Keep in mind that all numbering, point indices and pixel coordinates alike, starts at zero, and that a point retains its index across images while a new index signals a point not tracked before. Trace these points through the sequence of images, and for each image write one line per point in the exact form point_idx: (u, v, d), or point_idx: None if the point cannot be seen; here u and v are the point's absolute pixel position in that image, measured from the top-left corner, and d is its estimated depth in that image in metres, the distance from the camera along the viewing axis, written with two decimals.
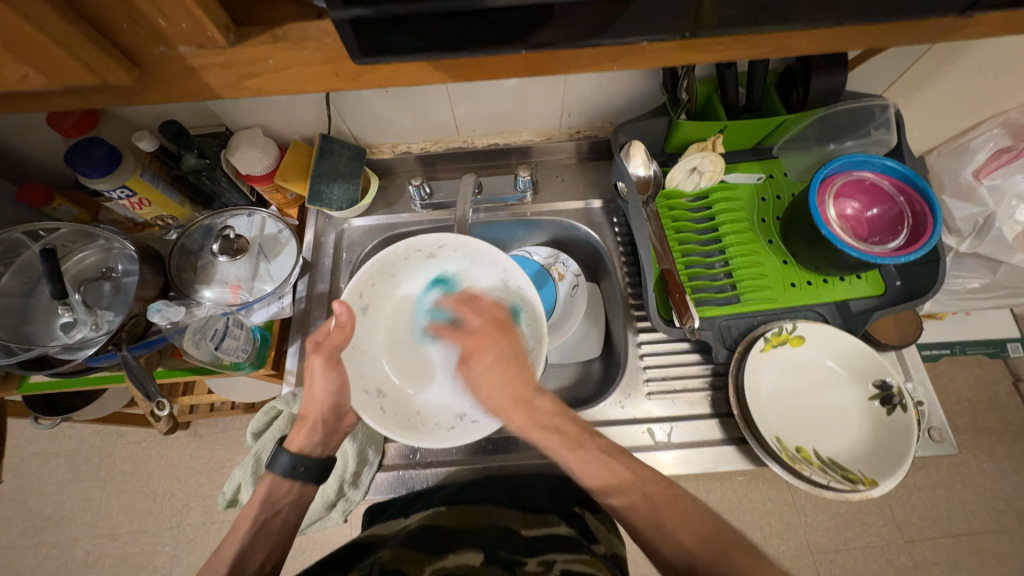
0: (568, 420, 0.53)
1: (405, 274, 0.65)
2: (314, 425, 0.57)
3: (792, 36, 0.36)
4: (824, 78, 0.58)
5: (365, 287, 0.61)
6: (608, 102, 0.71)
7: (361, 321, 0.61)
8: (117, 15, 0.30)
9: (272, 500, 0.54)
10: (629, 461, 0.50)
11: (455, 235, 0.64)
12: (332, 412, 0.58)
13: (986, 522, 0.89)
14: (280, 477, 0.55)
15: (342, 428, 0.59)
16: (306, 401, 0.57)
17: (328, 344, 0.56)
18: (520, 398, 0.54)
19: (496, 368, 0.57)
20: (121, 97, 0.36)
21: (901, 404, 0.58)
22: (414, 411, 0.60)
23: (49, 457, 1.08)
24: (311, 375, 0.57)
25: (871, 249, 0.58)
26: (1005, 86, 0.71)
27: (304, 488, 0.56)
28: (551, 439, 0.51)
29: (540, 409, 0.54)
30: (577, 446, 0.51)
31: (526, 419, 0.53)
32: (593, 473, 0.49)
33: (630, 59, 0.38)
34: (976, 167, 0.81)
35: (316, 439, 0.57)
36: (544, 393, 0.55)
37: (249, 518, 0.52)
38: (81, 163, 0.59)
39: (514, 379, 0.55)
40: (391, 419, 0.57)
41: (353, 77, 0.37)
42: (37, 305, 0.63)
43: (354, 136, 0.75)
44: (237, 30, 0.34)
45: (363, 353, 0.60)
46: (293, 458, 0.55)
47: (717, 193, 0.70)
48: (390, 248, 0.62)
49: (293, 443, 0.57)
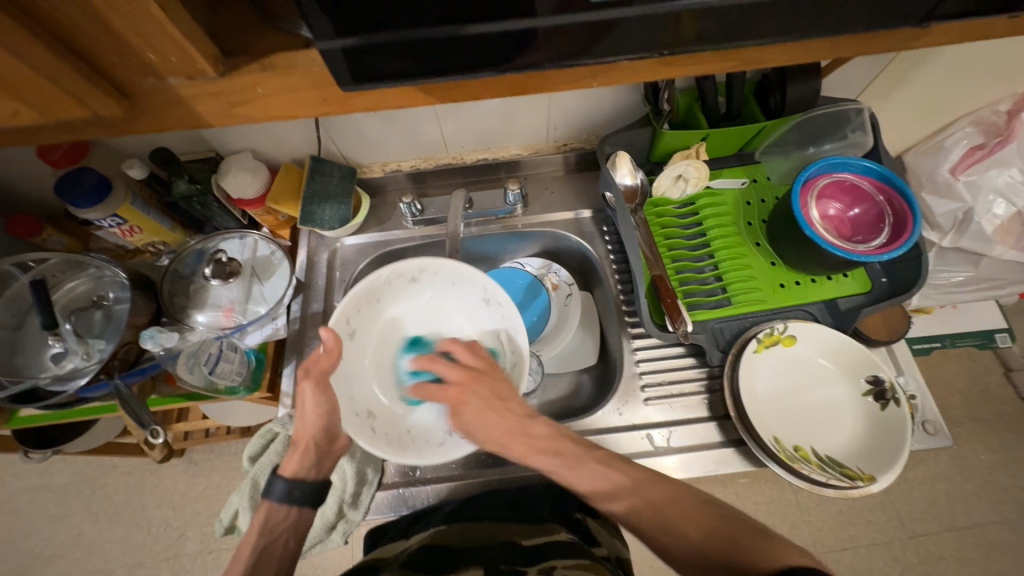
0: (564, 440, 0.52)
1: (389, 299, 0.65)
2: (307, 448, 0.55)
3: (765, 49, 0.38)
4: (798, 86, 0.60)
5: (352, 313, 0.62)
6: (592, 114, 0.72)
7: (348, 347, 0.61)
8: (107, 50, 0.31)
9: (270, 526, 0.52)
10: (617, 465, 0.49)
11: (437, 258, 0.64)
12: (325, 433, 0.55)
13: (987, 514, 0.89)
14: (277, 503, 0.53)
15: (336, 450, 0.57)
16: (296, 423, 0.55)
17: (317, 369, 0.54)
18: (514, 430, 0.53)
19: (484, 410, 0.54)
20: (111, 128, 0.36)
21: (893, 399, 0.59)
22: (404, 430, 0.60)
23: (38, 492, 1.06)
24: (302, 399, 0.54)
25: (855, 248, 0.59)
26: (973, 86, 0.73)
27: (302, 513, 0.54)
28: (551, 464, 0.51)
29: (536, 436, 0.52)
30: (577, 465, 0.50)
31: (526, 449, 0.52)
32: (595, 482, 0.49)
33: (611, 75, 0.39)
34: (952, 164, 0.84)
35: (310, 462, 0.55)
36: (538, 419, 0.53)
37: (249, 547, 0.50)
38: (71, 193, 0.60)
39: (503, 418, 0.53)
40: (383, 440, 0.57)
41: (342, 102, 0.37)
42: (26, 337, 0.62)
43: (344, 156, 0.75)
44: (227, 60, 0.35)
45: (351, 377, 0.61)
46: (288, 483, 0.53)
47: (703, 198, 0.71)
48: (375, 274, 0.63)
49: (287, 468, 0.55)
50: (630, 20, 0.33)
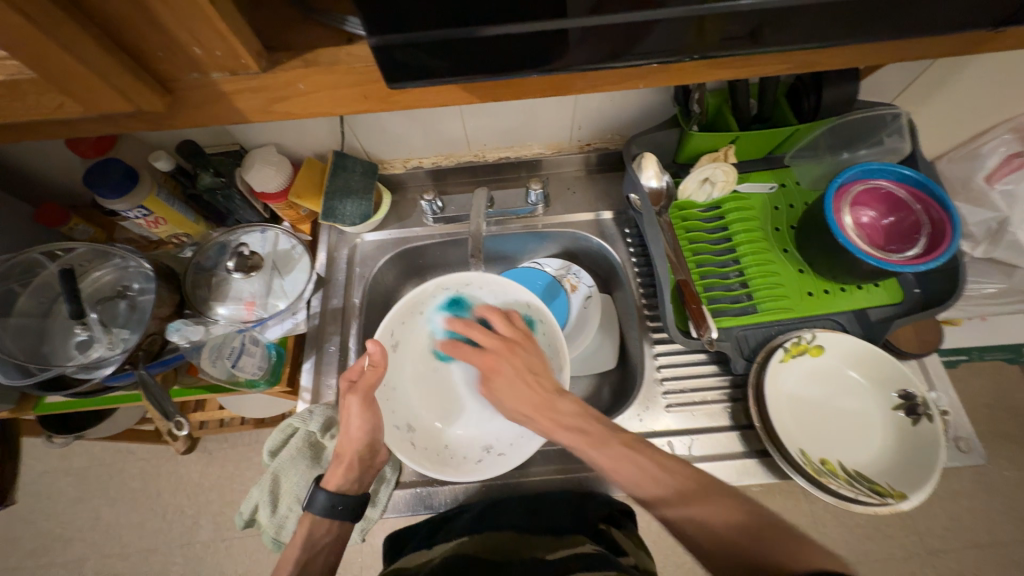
0: (590, 420, 0.53)
1: (434, 312, 0.66)
2: (350, 464, 0.55)
3: (821, 52, 0.37)
4: (838, 89, 0.59)
5: (397, 326, 0.63)
6: (619, 114, 0.71)
7: (392, 359, 0.62)
8: (153, 44, 0.31)
9: (313, 540, 0.53)
10: (645, 450, 0.49)
11: (482, 273, 0.64)
12: (368, 449, 0.55)
13: (1011, 532, 0.87)
14: (320, 516, 0.54)
15: (376, 464, 0.57)
16: (341, 438, 0.55)
17: (363, 383, 0.55)
18: (542, 404, 0.55)
19: (515, 382, 0.57)
20: (152, 122, 0.36)
21: (926, 415, 0.57)
22: (442, 445, 0.61)
23: (58, 475, 1.08)
24: (347, 414, 0.55)
25: (890, 258, 0.57)
26: (1016, 93, 0.71)
27: (343, 526, 0.55)
28: (573, 438, 0.52)
29: (562, 412, 0.54)
30: (602, 443, 0.51)
31: (551, 424, 0.54)
32: (620, 454, 0.49)
33: (656, 76, 0.38)
34: (988, 171, 0.81)
35: (352, 478, 0.56)
36: (566, 397, 0.55)
37: (293, 559, 0.52)
38: (100, 184, 0.60)
39: (528, 395, 0.56)
40: (422, 454, 0.58)
41: (381, 99, 0.37)
42: (54, 325, 0.63)
43: (366, 151, 0.75)
44: (268, 56, 0.35)
45: (394, 390, 0.62)
46: (329, 497, 0.53)
47: (729, 203, 0.70)
48: (420, 288, 0.64)
49: (331, 482, 0.55)
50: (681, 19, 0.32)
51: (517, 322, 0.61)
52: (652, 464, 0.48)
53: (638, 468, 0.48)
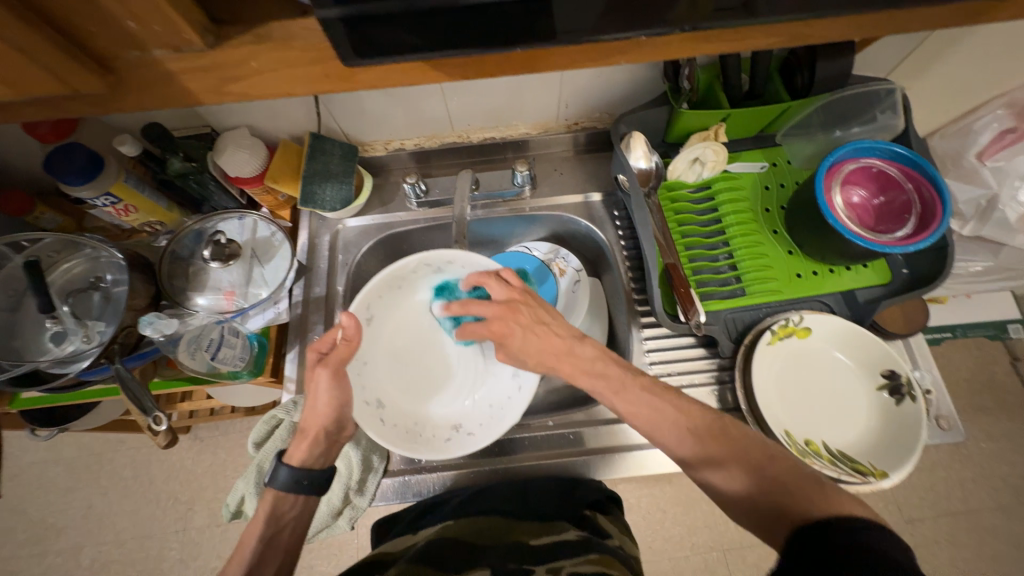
0: (609, 363, 0.52)
1: (411, 287, 0.64)
2: (315, 438, 0.54)
3: (815, 23, 0.34)
4: (830, 63, 0.56)
5: (374, 299, 0.61)
6: (606, 92, 0.68)
7: (367, 333, 0.61)
8: (83, 18, 0.28)
9: (277, 516, 0.52)
10: (666, 395, 0.49)
11: (464, 252, 0.62)
12: (335, 424, 0.54)
13: (985, 501, 0.90)
14: (282, 491, 0.52)
15: (343, 438, 0.56)
16: (307, 412, 0.53)
17: (335, 357, 0.53)
18: (562, 351, 0.53)
19: (528, 337, 0.54)
20: (94, 105, 0.34)
21: (909, 394, 0.58)
22: (412, 422, 0.60)
23: (47, 466, 1.07)
24: (314, 387, 0.53)
25: (879, 239, 0.56)
26: (1011, 67, 0.69)
27: (308, 500, 0.54)
28: (596, 384, 0.51)
29: (582, 357, 0.53)
30: (621, 389, 0.50)
31: (573, 367, 0.53)
32: (637, 394, 0.50)
33: (638, 52, 0.36)
34: (979, 149, 0.81)
35: (318, 451, 0.54)
36: (585, 341, 0.54)
37: (257, 535, 0.50)
38: (62, 169, 0.57)
39: (549, 344, 0.54)
40: (391, 432, 0.57)
41: (342, 79, 0.35)
42: (24, 318, 0.61)
43: (345, 133, 0.72)
44: (217, 31, 0.32)
45: (366, 364, 0.60)
46: (294, 471, 0.52)
47: (720, 183, 0.68)
48: (402, 262, 0.61)
49: (294, 456, 0.54)
50: None
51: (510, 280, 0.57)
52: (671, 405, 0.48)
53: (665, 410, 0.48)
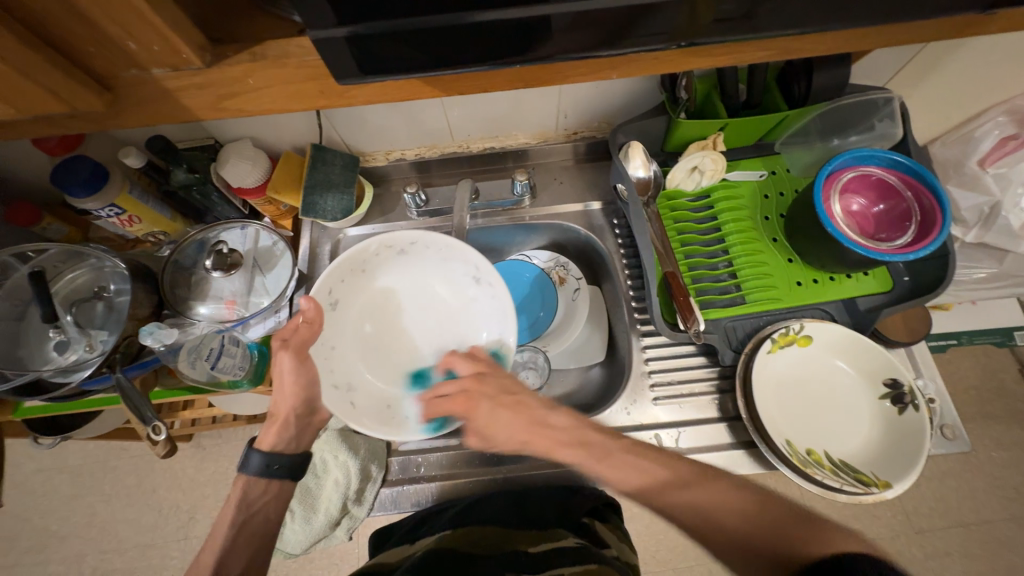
0: (587, 430, 0.52)
1: (377, 271, 0.63)
2: (286, 422, 0.56)
3: (801, 38, 0.35)
4: (826, 73, 0.57)
5: (335, 283, 0.59)
6: (604, 102, 0.69)
7: (331, 318, 0.60)
8: (83, 39, 0.29)
9: (248, 501, 0.53)
10: (647, 453, 0.48)
11: (427, 233, 0.61)
12: (303, 406, 0.56)
13: (997, 511, 0.88)
14: (255, 477, 0.54)
15: (315, 422, 0.58)
16: (275, 398, 0.56)
17: (296, 340, 0.55)
18: (531, 423, 0.53)
19: (496, 410, 0.54)
20: (93, 121, 0.35)
21: (912, 404, 0.57)
22: (384, 404, 0.59)
23: (52, 474, 1.08)
24: (280, 370, 0.56)
25: (878, 247, 0.56)
26: (1011, 75, 0.69)
27: (281, 487, 0.55)
28: (577, 455, 0.50)
29: (557, 428, 0.52)
30: (605, 456, 0.49)
31: (550, 443, 0.51)
32: (624, 458, 0.48)
33: (629, 65, 0.36)
34: (981, 155, 0.80)
35: (289, 436, 0.57)
36: (558, 410, 0.53)
37: (228, 519, 0.52)
38: (67, 182, 0.58)
39: (518, 415, 0.53)
40: (362, 415, 0.57)
41: (339, 94, 0.35)
42: (28, 328, 0.61)
43: (346, 144, 0.73)
44: (214, 49, 0.33)
45: (333, 349, 0.59)
46: (265, 456, 0.54)
47: (718, 191, 0.68)
48: (361, 244, 0.60)
49: (265, 442, 0.56)
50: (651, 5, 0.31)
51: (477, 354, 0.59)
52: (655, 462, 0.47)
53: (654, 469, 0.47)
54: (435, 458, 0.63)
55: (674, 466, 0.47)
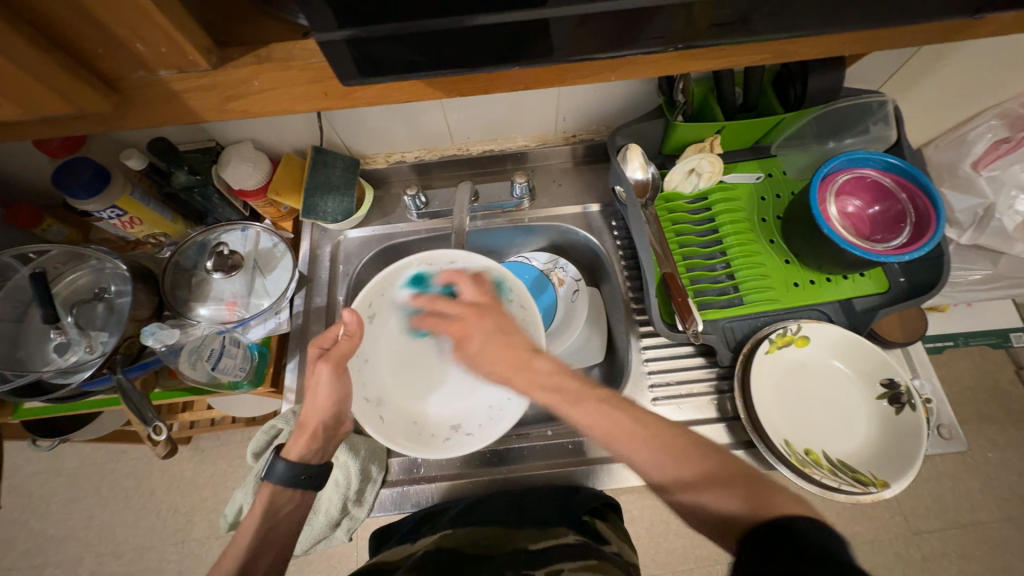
0: (566, 377, 0.52)
1: (413, 288, 0.65)
2: (314, 432, 0.55)
3: (795, 41, 0.36)
4: (821, 76, 0.57)
5: (375, 298, 0.61)
6: (602, 105, 0.70)
7: (368, 330, 0.61)
8: (92, 41, 0.30)
9: (274, 508, 0.53)
10: (624, 406, 0.46)
11: (467, 253, 0.63)
12: (333, 418, 0.56)
13: (993, 512, 0.88)
14: (280, 484, 0.53)
15: (341, 434, 0.57)
16: (306, 408, 0.54)
17: (336, 353, 0.53)
18: (518, 364, 0.55)
19: (488, 343, 0.58)
20: (100, 122, 0.35)
21: (909, 403, 0.58)
22: (412, 421, 0.60)
23: (48, 477, 1.07)
24: (315, 380, 0.54)
25: (875, 248, 0.57)
26: (1003, 79, 0.70)
27: (304, 494, 0.55)
28: (551, 399, 0.51)
29: (538, 371, 0.53)
30: (577, 402, 0.49)
31: (529, 382, 0.53)
32: (594, 408, 0.47)
33: (626, 68, 0.37)
34: (974, 158, 0.81)
35: (316, 447, 0.56)
36: (542, 356, 0.55)
37: (254, 527, 0.51)
38: (68, 183, 0.58)
39: (510, 352, 0.56)
40: (390, 429, 0.57)
41: (343, 95, 0.36)
42: (28, 329, 0.61)
43: (347, 146, 0.74)
44: (220, 51, 0.34)
45: (367, 362, 0.61)
46: (292, 466, 0.53)
47: (715, 194, 0.69)
48: (402, 261, 0.62)
49: (291, 452, 0.55)
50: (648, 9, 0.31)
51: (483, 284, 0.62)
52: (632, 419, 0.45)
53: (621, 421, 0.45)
54: (435, 459, 0.63)
55: (646, 421, 0.45)
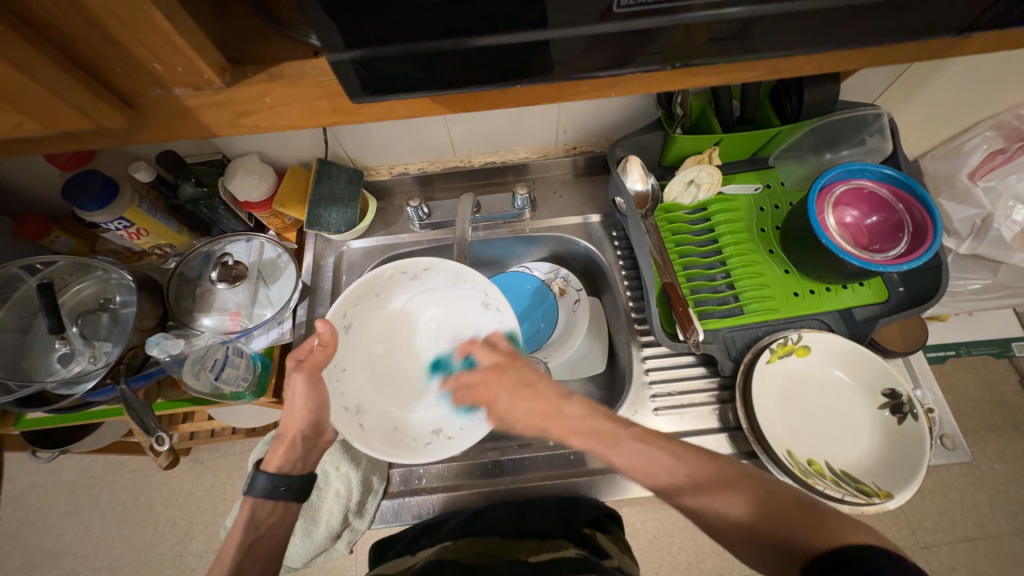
0: (600, 420, 0.52)
1: (389, 295, 0.64)
2: (293, 443, 0.56)
3: (790, 58, 0.37)
4: (818, 90, 0.59)
5: (350, 307, 0.60)
6: (603, 118, 0.71)
7: (344, 340, 0.59)
8: (111, 60, 0.31)
9: (256, 522, 0.53)
10: (660, 442, 0.48)
11: (441, 260, 0.63)
12: (311, 428, 0.57)
13: (1001, 525, 0.87)
14: (262, 498, 0.54)
15: (321, 444, 0.58)
16: (285, 418, 0.56)
17: (311, 362, 0.55)
18: (548, 412, 0.55)
19: (514, 398, 0.56)
20: (115, 137, 0.36)
21: (911, 413, 0.58)
22: (393, 427, 0.59)
23: (47, 489, 1.07)
24: (291, 392, 0.56)
25: (873, 258, 0.57)
26: (997, 92, 0.72)
27: (288, 507, 0.55)
28: (589, 443, 0.51)
29: (570, 416, 0.54)
30: (614, 443, 0.50)
31: (563, 431, 0.53)
32: (631, 447, 0.49)
33: (626, 85, 0.38)
34: (971, 169, 0.82)
35: (295, 457, 0.57)
36: (571, 399, 0.55)
37: (235, 542, 0.51)
38: (78, 196, 0.59)
39: (539, 404, 0.55)
40: (373, 438, 0.56)
41: (351, 112, 0.37)
42: (34, 340, 0.62)
43: (351, 158, 0.75)
44: (234, 69, 0.35)
45: (344, 371, 0.59)
46: (272, 477, 0.54)
47: (715, 204, 0.70)
48: (378, 269, 0.61)
49: (271, 462, 0.56)
50: (648, 30, 0.32)
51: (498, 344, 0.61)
52: (669, 453, 0.47)
53: (657, 458, 0.47)
54: (436, 469, 0.63)
55: (685, 457, 0.46)
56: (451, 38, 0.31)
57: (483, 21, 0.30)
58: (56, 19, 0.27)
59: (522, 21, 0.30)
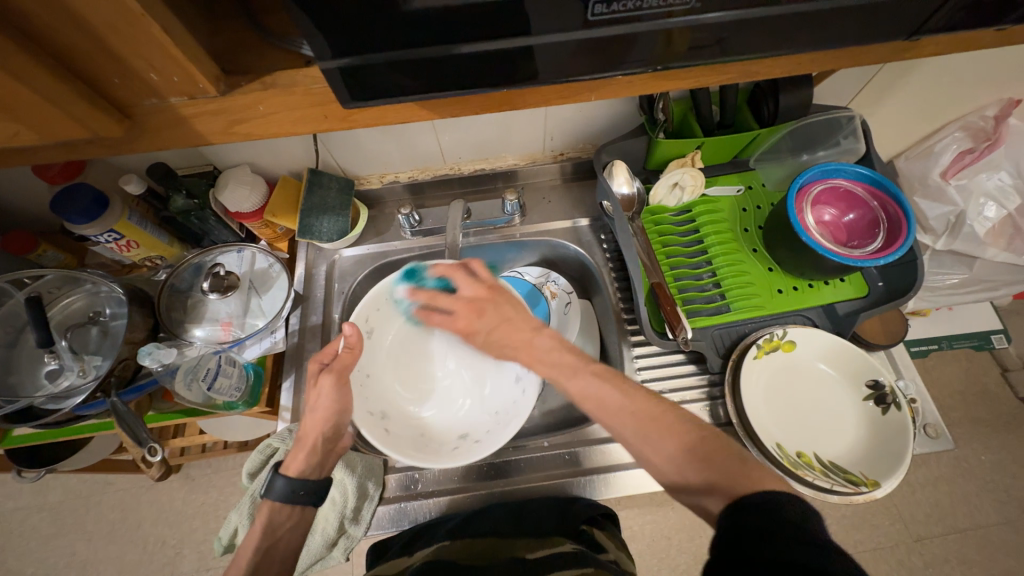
0: (565, 352, 0.54)
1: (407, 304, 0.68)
2: (313, 447, 0.55)
3: (760, 62, 0.39)
4: (792, 94, 0.61)
5: (371, 313, 0.65)
6: (588, 124, 0.73)
7: (368, 345, 0.64)
8: (109, 72, 0.32)
9: (274, 526, 0.52)
10: (613, 380, 0.49)
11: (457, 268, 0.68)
12: (332, 431, 0.56)
13: (990, 515, 0.89)
14: (280, 502, 0.53)
15: (339, 448, 0.57)
16: (305, 421, 0.55)
17: (339, 365, 0.55)
18: (522, 344, 0.57)
19: (491, 320, 0.60)
20: (110, 147, 0.37)
21: (894, 403, 0.59)
22: (419, 433, 0.61)
23: (31, 512, 1.04)
24: (317, 395, 0.55)
25: (851, 253, 0.59)
26: (963, 94, 0.75)
27: (305, 511, 0.55)
28: (550, 372, 0.54)
29: (540, 347, 0.56)
30: (574, 375, 0.52)
31: (531, 357, 0.56)
32: (587, 379, 0.50)
33: (607, 89, 0.40)
34: (943, 168, 0.85)
35: (315, 461, 0.55)
36: (543, 333, 0.57)
37: (253, 545, 0.51)
38: (67, 208, 0.59)
39: (513, 332, 0.58)
40: (400, 442, 0.58)
41: (342, 117, 0.38)
42: (21, 354, 0.61)
43: (341, 167, 0.76)
44: (227, 79, 0.36)
45: (369, 377, 0.63)
46: (291, 482, 0.53)
47: (699, 206, 0.72)
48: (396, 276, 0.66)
49: (291, 467, 0.55)
50: (626, 37, 0.33)
51: (479, 276, 0.61)
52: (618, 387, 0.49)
53: (609, 394, 0.48)
54: (433, 474, 0.63)
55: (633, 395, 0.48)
56: (436, 45, 0.32)
57: (467, 32, 0.31)
58: (53, 30, 0.28)
59: (506, 29, 0.32)
